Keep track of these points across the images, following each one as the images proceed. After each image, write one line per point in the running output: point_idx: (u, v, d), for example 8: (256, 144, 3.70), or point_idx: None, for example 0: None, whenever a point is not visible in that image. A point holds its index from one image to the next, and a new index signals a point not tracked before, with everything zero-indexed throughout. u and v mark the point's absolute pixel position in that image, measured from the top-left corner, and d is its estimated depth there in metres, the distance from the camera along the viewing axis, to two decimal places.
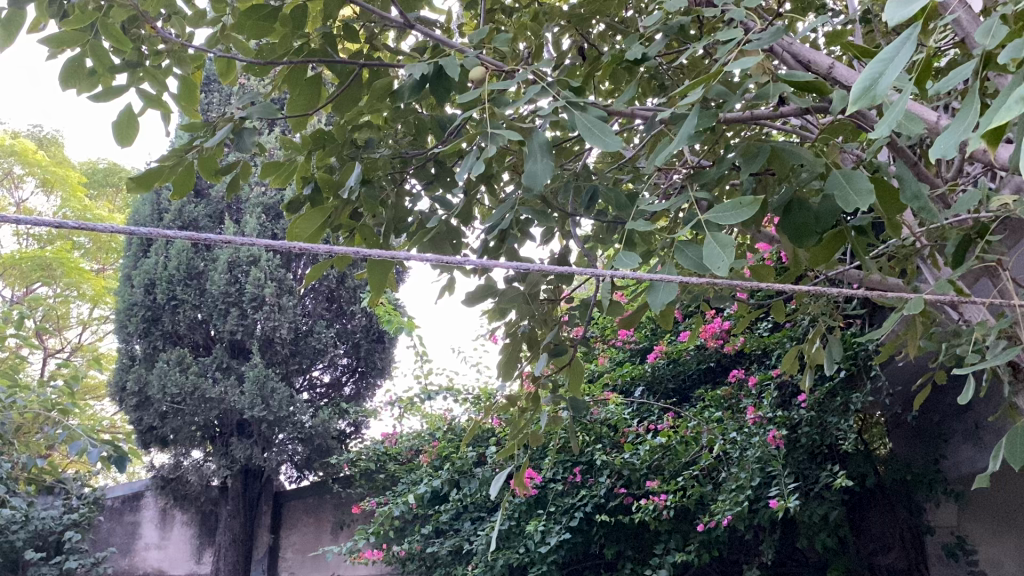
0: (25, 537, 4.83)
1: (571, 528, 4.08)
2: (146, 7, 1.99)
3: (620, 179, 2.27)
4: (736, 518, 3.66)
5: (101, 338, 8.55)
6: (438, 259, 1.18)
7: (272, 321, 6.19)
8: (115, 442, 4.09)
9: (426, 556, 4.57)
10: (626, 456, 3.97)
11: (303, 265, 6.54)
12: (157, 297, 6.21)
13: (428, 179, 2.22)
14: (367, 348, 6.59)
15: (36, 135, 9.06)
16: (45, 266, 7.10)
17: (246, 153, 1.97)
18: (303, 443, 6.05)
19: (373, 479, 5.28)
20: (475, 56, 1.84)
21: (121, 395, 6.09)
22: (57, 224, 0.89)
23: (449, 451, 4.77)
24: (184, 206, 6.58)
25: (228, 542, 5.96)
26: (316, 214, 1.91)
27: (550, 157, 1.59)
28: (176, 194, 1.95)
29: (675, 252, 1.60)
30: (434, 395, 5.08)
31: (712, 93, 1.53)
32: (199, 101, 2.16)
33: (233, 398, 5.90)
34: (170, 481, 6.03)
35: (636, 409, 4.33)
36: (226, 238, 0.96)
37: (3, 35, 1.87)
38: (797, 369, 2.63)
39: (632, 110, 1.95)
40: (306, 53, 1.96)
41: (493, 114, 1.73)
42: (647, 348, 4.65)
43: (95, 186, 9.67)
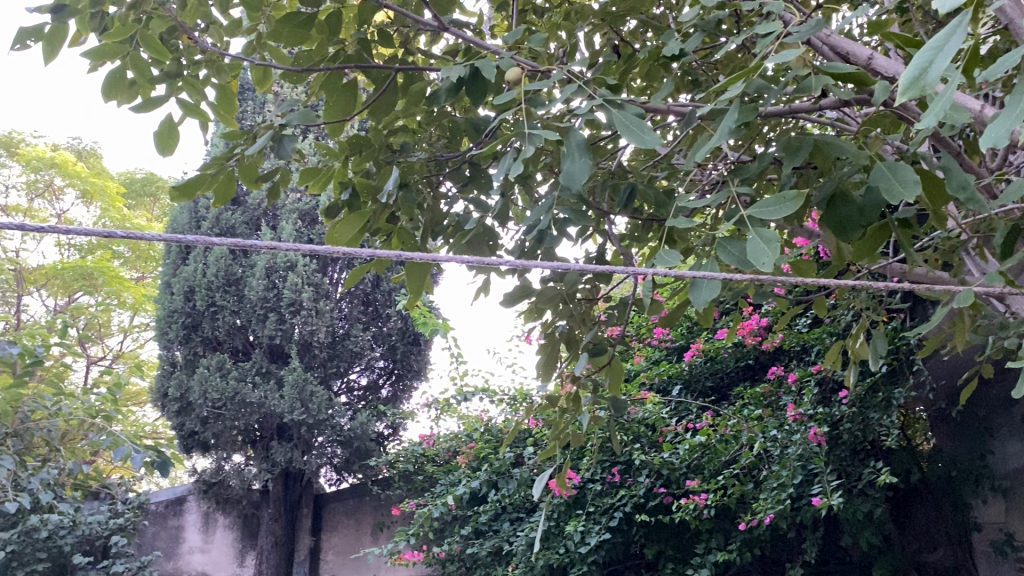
0: (74, 541, 4.90)
1: (611, 528, 4.07)
2: (184, 17, 2.03)
3: (656, 177, 2.25)
4: (778, 517, 3.63)
5: (142, 346, 8.68)
6: (475, 260, 1.19)
7: (310, 325, 6.24)
8: (158, 448, 4.18)
9: (467, 557, 4.59)
10: (665, 456, 3.96)
11: (339, 270, 6.59)
12: (197, 304, 6.28)
13: (463, 181, 2.22)
14: (403, 350, 6.60)
15: (75, 147, 9.21)
16: (86, 275, 7.22)
17: (286, 160, 1.97)
18: (342, 446, 6.11)
19: (412, 480, 5.31)
20: (511, 57, 1.84)
21: (163, 401, 6.16)
22: (105, 234, 0.93)
23: (487, 452, 4.78)
24: (221, 213, 6.65)
25: (271, 545, 6.03)
26: (355, 219, 1.93)
27: (588, 157, 1.59)
28: (217, 202, 1.98)
29: (718, 249, 1.59)
30: (470, 397, 5.08)
31: (752, 88, 1.52)
32: (237, 110, 2.19)
33: (273, 402, 5.95)
34: (213, 486, 5.99)
35: (674, 408, 4.30)
36: (268, 244, 0.99)
37: (46, 49, 1.90)
38: (839, 365, 2.60)
39: (669, 107, 1.94)
40: (341, 59, 1.99)
41: (530, 114, 1.73)
42: (683, 346, 4.61)
43: (133, 196, 9.82)
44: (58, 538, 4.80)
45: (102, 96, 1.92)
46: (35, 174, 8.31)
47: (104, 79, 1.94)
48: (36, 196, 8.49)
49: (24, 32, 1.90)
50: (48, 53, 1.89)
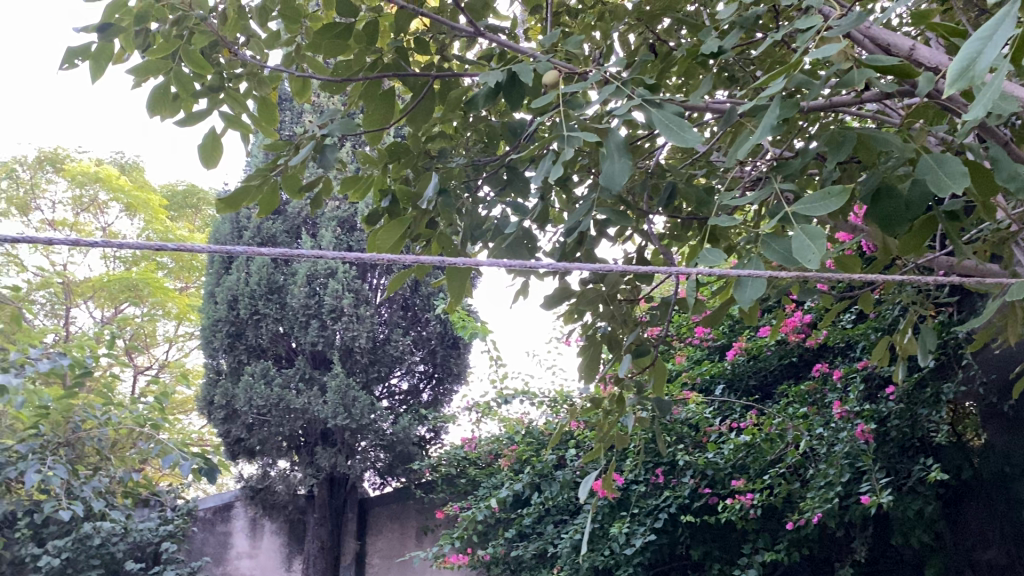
0: (125, 548, 4.96)
1: (656, 529, 4.04)
2: (225, 32, 2.08)
3: (695, 175, 2.24)
4: (826, 516, 3.60)
5: (187, 355, 8.81)
6: (515, 263, 1.21)
7: (351, 331, 6.29)
8: (204, 455, 4.29)
9: (511, 560, 4.60)
10: (709, 456, 3.94)
11: (378, 275, 6.61)
12: (241, 312, 6.37)
13: (501, 185, 2.19)
14: (443, 354, 6.62)
15: (119, 161, 9.40)
16: (132, 286, 7.37)
17: (329, 168, 2.00)
18: (385, 450, 6.13)
19: (456, 484, 5.33)
20: (549, 60, 1.84)
21: (209, 408, 6.27)
22: (155, 246, 1.01)
23: (529, 455, 4.77)
24: (262, 223, 6.73)
25: (317, 550, 6.13)
26: (396, 225, 1.97)
27: (628, 157, 1.59)
28: (261, 212, 2.02)
29: (763, 246, 1.58)
30: (510, 399, 5.08)
31: (793, 83, 1.50)
32: (278, 120, 2.20)
33: (316, 407, 5.99)
34: (260, 491, 6.20)
35: (717, 408, 4.27)
36: (296, 250, 1.05)
37: (93, 67, 1.95)
38: (887, 361, 2.57)
39: (708, 104, 1.93)
40: (378, 68, 2.00)
41: (569, 115, 1.73)
42: (726, 345, 4.55)
43: (175, 208, 9.98)
44: (110, 545, 4.87)
45: (148, 110, 1.97)
46: (81, 189, 8.49)
47: (149, 94, 1.99)
48: (81, 210, 8.69)
49: (72, 51, 1.96)
50: (96, 71, 1.94)
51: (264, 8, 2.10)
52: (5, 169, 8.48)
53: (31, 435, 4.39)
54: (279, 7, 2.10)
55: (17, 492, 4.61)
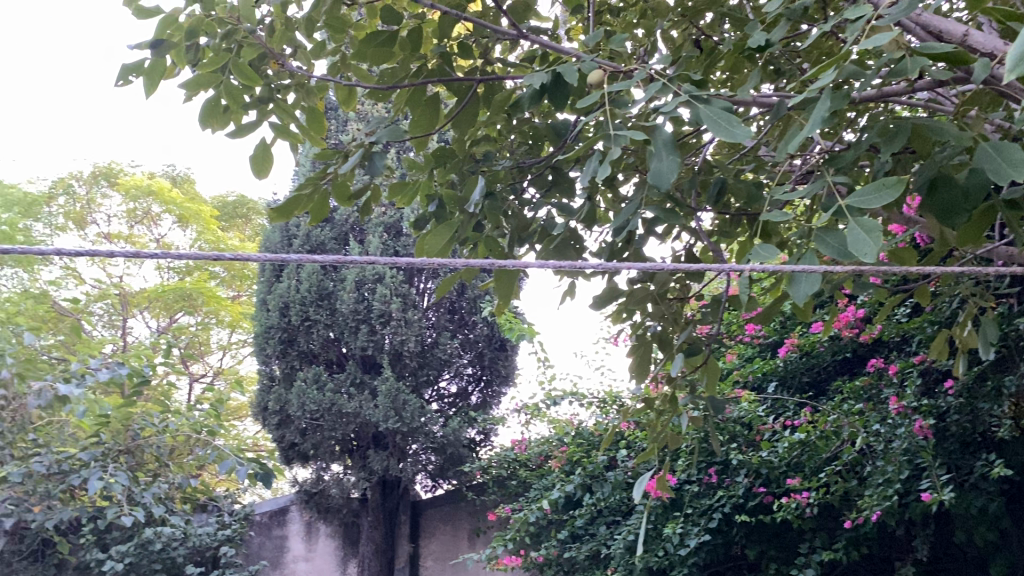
0: (185, 552, 5.01)
1: (711, 529, 4.01)
2: (273, 44, 2.12)
3: (743, 170, 2.23)
4: (885, 514, 3.53)
5: (241, 362, 8.96)
6: (562, 264, 1.22)
7: (400, 335, 6.33)
8: (259, 460, 4.38)
9: (564, 561, 4.60)
10: (763, 455, 3.89)
11: (425, 279, 6.64)
12: (292, 319, 6.46)
13: (545, 187, 2.20)
14: (491, 357, 6.62)
15: (170, 174, 9.61)
16: (186, 295, 7.56)
17: (377, 176, 2.02)
18: (436, 453, 6.16)
19: (507, 486, 5.34)
20: (593, 60, 1.84)
21: (264, 414, 6.38)
22: (211, 258, 1.06)
23: (579, 456, 4.76)
24: (310, 230, 6.81)
25: (372, 552, 6.21)
26: (444, 230, 1.99)
27: (676, 154, 1.58)
28: (313, 220, 2.05)
29: (816, 240, 1.56)
30: (559, 400, 5.06)
31: (844, 74, 1.48)
32: (326, 128, 2.23)
33: (368, 411, 6.05)
34: (314, 495, 6.27)
35: (771, 406, 4.21)
36: (337, 257, 1.14)
37: (147, 83, 2.00)
38: (945, 355, 2.52)
39: (756, 98, 1.91)
40: (424, 75, 2.03)
41: (615, 115, 1.73)
42: (777, 342, 4.47)
43: (226, 218, 10.17)
44: (170, 550, 4.91)
45: (200, 124, 2.00)
46: (134, 202, 8.69)
47: (200, 108, 2.03)
48: (136, 222, 8.90)
49: (127, 67, 2.01)
50: (149, 87, 1.99)
51: (309, 19, 2.13)
52: (62, 185, 8.72)
53: (93, 443, 4.51)
54: (324, 18, 2.13)
55: (81, 499, 4.75)
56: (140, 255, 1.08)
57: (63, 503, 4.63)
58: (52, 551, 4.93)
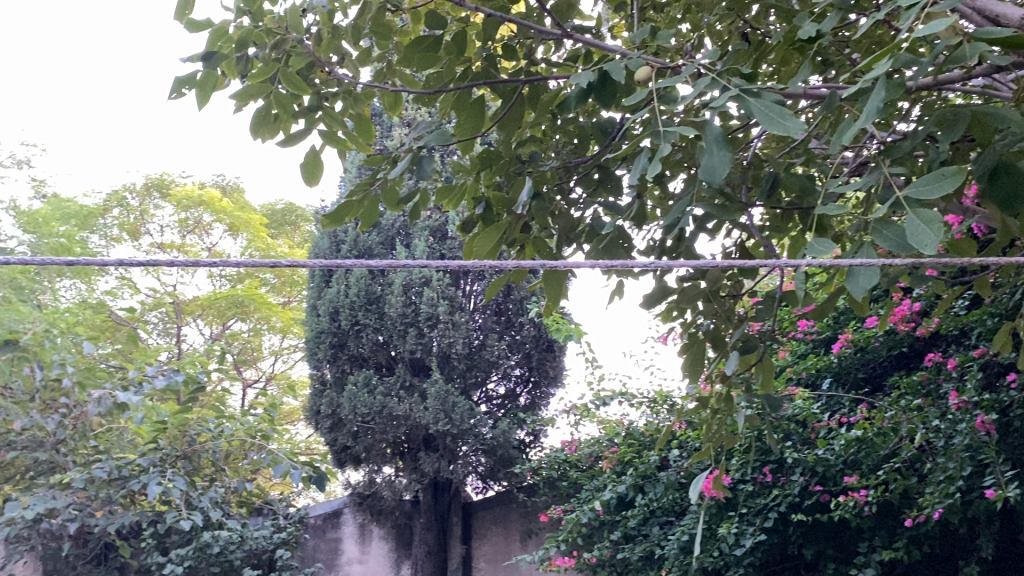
0: (243, 555, 5.06)
1: (766, 528, 3.95)
2: (320, 52, 2.16)
3: (794, 163, 2.20)
4: (947, 512, 3.45)
5: (292, 367, 9.09)
6: (613, 263, 1.21)
7: (448, 337, 6.37)
8: (312, 463, 4.45)
9: (618, 562, 4.57)
10: (819, 453, 3.82)
11: (471, 282, 6.65)
12: (342, 323, 6.54)
13: (592, 186, 2.20)
14: (538, 358, 6.60)
15: (220, 184, 9.80)
16: (239, 303, 7.72)
17: (426, 180, 2.04)
18: (486, 454, 6.16)
19: (557, 487, 5.33)
20: (640, 57, 1.83)
21: (316, 418, 6.47)
22: (266, 263, 1.08)
23: (630, 457, 4.73)
24: (358, 235, 6.88)
25: (424, 554, 6.25)
26: (493, 231, 2.00)
27: (727, 149, 1.56)
28: (364, 225, 2.08)
29: (873, 233, 1.53)
30: (608, 400, 5.03)
31: (899, 63, 1.44)
32: (374, 133, 2.25)
33: (418, 414, 6.10)
34: (367, 498, 6.33)
35: (825, 403, 4.14)
36: (387, 262, 1.15)
37: (199, 95, 2.05)
38: (1010, 348, 2.45)
39: (807, 90, 1.89)
40: (469, 78, 2.04)
41: (664, 111, 1.71)
42: (831, 337, 4.39)
43: (275, 226, 10.34)
44: (228, 553, 4.98)
45: (250, 133, 2.04)
46: (186, 212, 8.88)
47: (251, 117, 2.07)
48: (188, 232, 9.09)
49: (180, 80, 2.06)
50: (201, 98, 2.03)
51: (354, 26, 2.14)
52: (117, 198, 8.93)
53: (151, 449, 4.61)
54: (368, 25, 2.13)
55: (141, 504, 4.84)
56: (197, 265, 1.10)
57: (124, 508, 4.72)
58: (115, 554, 5.06)
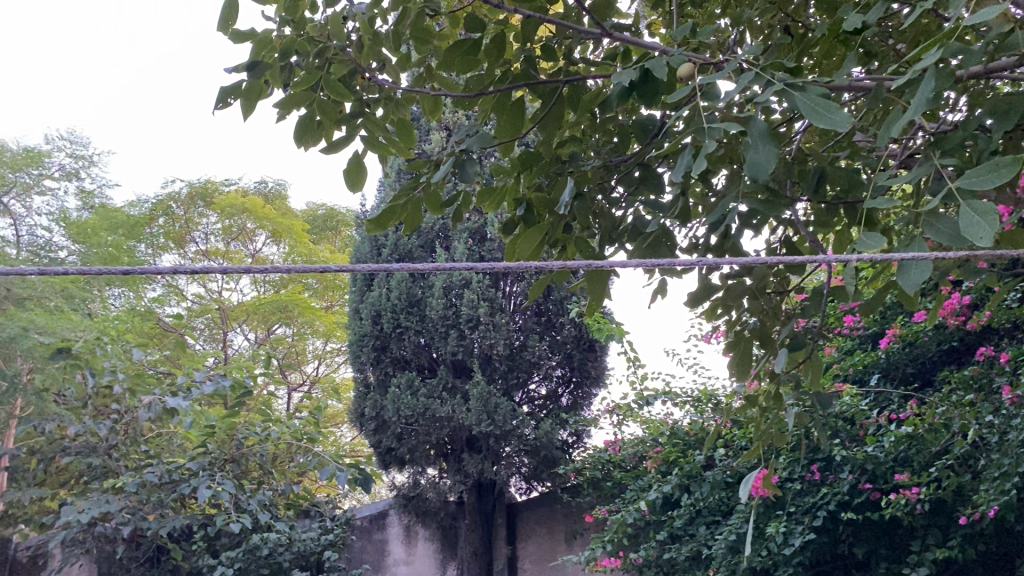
0: (291, 557, 5.08)
1: (815, 528, 3.90)
2: (362, 59, 2.19)
3: (839, 157, 2.18)
4: (1003, 509, 3.37)
5: (336, 370, 9.18)
6: (659, 262, 1.21)
7: (489, 339, 6.38)
8: (358, 465, 4.50)
9: (664, 562, 4.54)
10: (868, 450, 3.77)
11: (511, 283, 6.65)
12: (384, 326, 6.61)
13: (633, 184, 2.19)
14: (580, 358, 6.57)
15: (263, 190, 9.94)
16: (283, 307, 7.87)
17: (469, 182, 2.06)
18: (529, 455, 6.16)
19: (601, 487, 5.31)
20: (682, 54, 1.82)
21: (361, 420, 6.54)
22: (316, 269, 1.09)
23: (675, 456, 4.70)
24: (398, 239, 6.92)
25: (470, 555, 6.27)
26: (535, 232, 2.00)
27: (773, 145, 1.55)
28: (407, 229, 2.10)
29: (925, 226, 1.51)
30: (652, 400, 5.00)
31: (949, 53, 1.42)
32: (415, 138, 2.28)
33: (461, 415, 6.12)
34: (412, 499, 6.36)
35: (874, 399, 4.08)
36: (436, 263, 1.14)
37: (244, 104, 2.08)
38: None
39: (853, 82, 1.86)
40: (509, 80, 2.05)
41: (706, 107, 1.71)
42: (878, 332, 4.32)
43: (316, 231, 10.45)
44: (277, 555, 5.01)
45: (295, 140, 2.06)
46: (230, 220, 9.03)
47: (295, 125, 2.10)
48: (232, 239, 9.26)
49: (225, 90, 2.10)
50: (247, 108, 2.07)
51: (395, 32, 2.17)
52: (163, 207, 9.05)
53: (200, 453, 4.70)
54: (408, 31, 2.15)
55: (191, 507, 4.92)
56: (252, 272, 1.10)
57: (175, 511, 4.79)
58: (167, 557, 5.15)
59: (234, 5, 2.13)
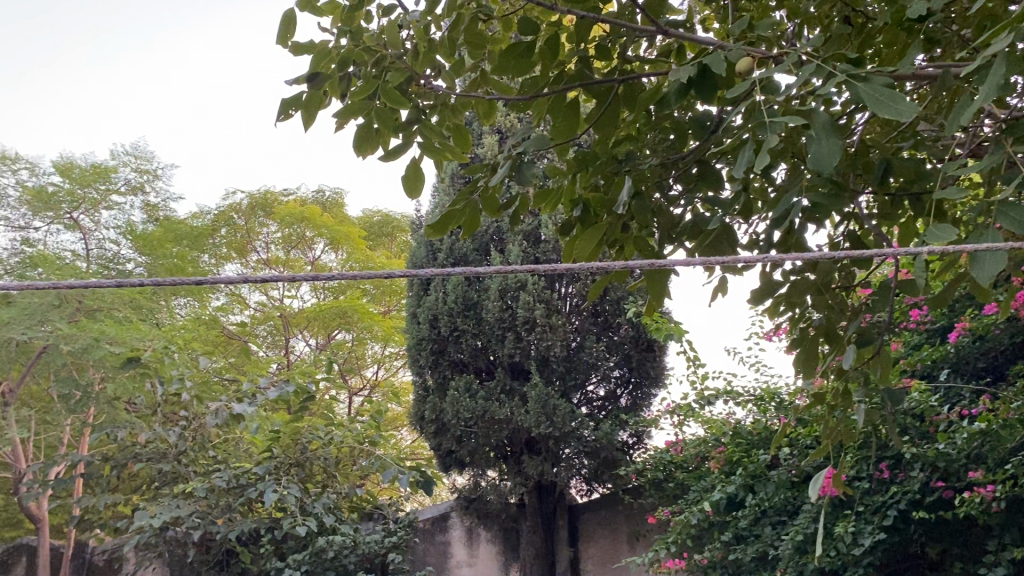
0: (356, 560, 5.10)
1: (886, 527, 3.81)
2: (417, 66, 2.22)
3: (903, 147, 2.12)
4: None
5: (394, 374, 9.27)
6: (726, 257, 1.19)
7: (546, 340, 6.37)
8: (419, 468, 4.54)
9: (729, 564, 4.46)
10: (940, 447, 3.67)
11: (567, 284, 6.64)
12: (442, 329, 6.66)
13: (692, 181, 2.17)
14: (638, 358, 6.52)
15: (320, 199, 10.10)
16: (342, 313, 8.03)
17: (526, 184, 2.07)
18: (589, 457, 6.14)
19: (664, 488, 5.26)
20: (740, 48, 1.79)
21: (421, 423, 6.61)
22: (380, 274, 1.09)
23: (739, 456, 4.64)
24: (454, 243, 6.97)
25: (532, 558, 6.26)
26: (594, 233, 2.01)
27: (836, 137, 1.52)
28: (466, 233, 2.12)
29: (998, 216, 1.47)
30: (713, 400, 4.94)
31: (1020, 37, 1.38)
32: (472, 142, 2.30)
33: (520, 417, 6.13)
34: (473, 501, 6.41)
35: (944, 395, 3.98)
36: (498, 267, 1.14)
37: (304, 115, 2.13)
38: None
39: (918, 71, 1.82)
40: (564, 80, 2.05)
41: (765, 101, 1.69)
42: (947, 326, 4.20)
43: (374, 238, 10.58)
44: (342, 557, 5.03)
45: (353, 149, 2.10)
46: (290, 229, 9.22)
47: (353, 134, 2.14)
48: (292, 247, 9.44)
49: (286, 102, 2.15)
50: (307, 118, 2.11)
51: (449, 38, 2.18)
52: (225, 218, 9.25)
53: (267, 458, 4.82)
54: (462, 36, 2.17)
55: (259, 511, 5.02)
56: (314, 279, 1.08)
57: (243, 515, 4.89)
58: (236, 560, 5.26)
59: (292, 18, 2.17)
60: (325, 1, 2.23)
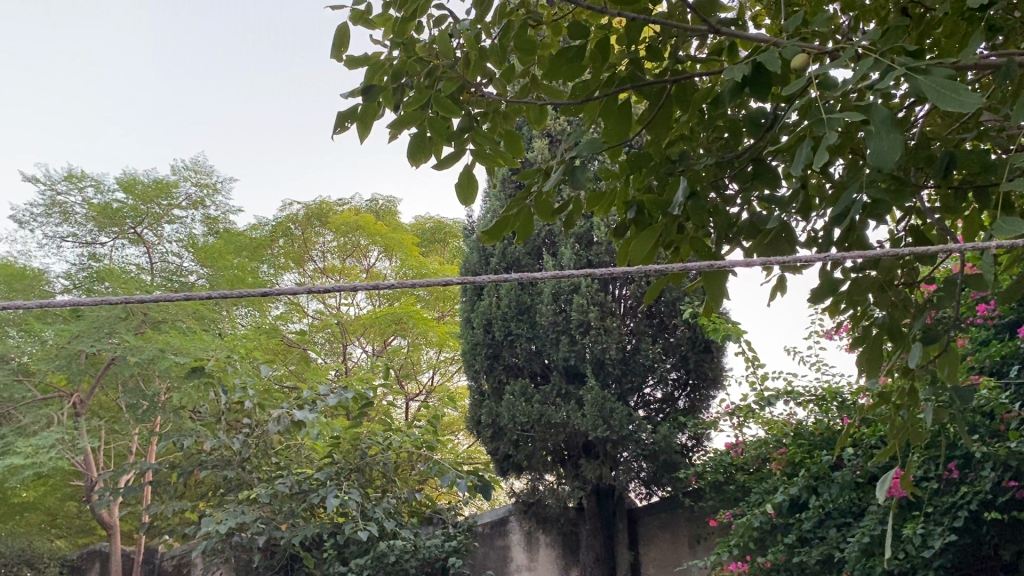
0: (417, 564, 5.14)
1: (956, 528, 3.71)
2: (470, 74, 2.24)
3: (965, 139, 2.07)
4: None
5: (450, 379, 9.32)
6: (788, 257, 1.18)
7: (601, 343, 6.35)
8: (476, 472, 4.57)
9: (794, 566, 4.39)
10: (1011, 446, 3.57)
11: (620, 286, 6.62)
12: (496, 334, 6.71)
13: (748, 180, 2.15)
14: (696, 360, 6.44)
15: (374, 207, 10.25)
16: (397, 320, 8.13)
17: (580, 188, 2.07)
18: (648, 460, 6.10)
19: (725, 490, 5.20)
20: (795, 44, 1.77)
21: (478, 427, 6.65)
22: (442, 282, 1.10)
23: (801, 457, 4.58)
24: (506, 248, 7.01)
25: (593, 561, 6.28)
26: (650, 235, 2.00)
27: (897, 131, 1.49)
28: (521, 238, 2.13)
29: None
30: (773, 400, 4.87)
31: None
32: (524, 147, 2.31)
33: (576, 420, 6.12)
34: (532, 505, 6.41)
35: (1015, 392, 3.87)
36: (554, 271, 1.13)
37: (360, 127, 2.17)
38: None
39: (980, 60, 1.77)
40: (616, 82, 2.05)
41: (822, 97, 1.67)
42: (1015, 321, 4.08)
43: (427, 244, 10.69)
44: (403, 561, 5.05)
45: (408, 158, 2.12)
46: (346, 238, 9.38)
47: (407, 144, 2.16)
48: (347, 256, 9.58)
49: (341, 115, 2.18)
50: (363, 130, 2.15)
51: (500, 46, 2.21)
52: (282, 228, 9.45)
53: (327, 463, 4.90)
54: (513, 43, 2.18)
55: (321, 516, 5.09)
56: (374, 288, 1.07)
57: (306, 521, 4.96)
58: (299, 565, 5.35)
59: (344, 32, 2.21)
60: (377, 14, 2.27)
